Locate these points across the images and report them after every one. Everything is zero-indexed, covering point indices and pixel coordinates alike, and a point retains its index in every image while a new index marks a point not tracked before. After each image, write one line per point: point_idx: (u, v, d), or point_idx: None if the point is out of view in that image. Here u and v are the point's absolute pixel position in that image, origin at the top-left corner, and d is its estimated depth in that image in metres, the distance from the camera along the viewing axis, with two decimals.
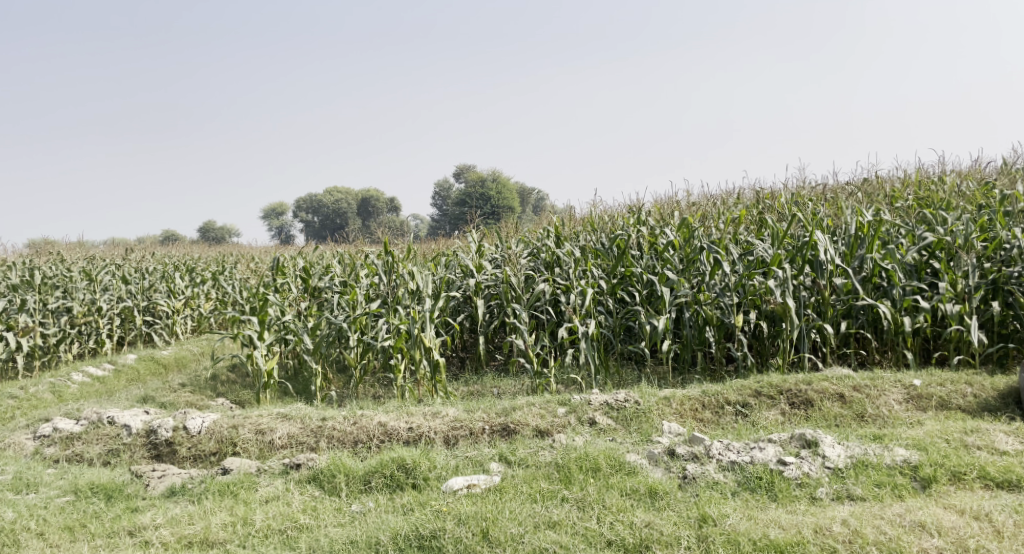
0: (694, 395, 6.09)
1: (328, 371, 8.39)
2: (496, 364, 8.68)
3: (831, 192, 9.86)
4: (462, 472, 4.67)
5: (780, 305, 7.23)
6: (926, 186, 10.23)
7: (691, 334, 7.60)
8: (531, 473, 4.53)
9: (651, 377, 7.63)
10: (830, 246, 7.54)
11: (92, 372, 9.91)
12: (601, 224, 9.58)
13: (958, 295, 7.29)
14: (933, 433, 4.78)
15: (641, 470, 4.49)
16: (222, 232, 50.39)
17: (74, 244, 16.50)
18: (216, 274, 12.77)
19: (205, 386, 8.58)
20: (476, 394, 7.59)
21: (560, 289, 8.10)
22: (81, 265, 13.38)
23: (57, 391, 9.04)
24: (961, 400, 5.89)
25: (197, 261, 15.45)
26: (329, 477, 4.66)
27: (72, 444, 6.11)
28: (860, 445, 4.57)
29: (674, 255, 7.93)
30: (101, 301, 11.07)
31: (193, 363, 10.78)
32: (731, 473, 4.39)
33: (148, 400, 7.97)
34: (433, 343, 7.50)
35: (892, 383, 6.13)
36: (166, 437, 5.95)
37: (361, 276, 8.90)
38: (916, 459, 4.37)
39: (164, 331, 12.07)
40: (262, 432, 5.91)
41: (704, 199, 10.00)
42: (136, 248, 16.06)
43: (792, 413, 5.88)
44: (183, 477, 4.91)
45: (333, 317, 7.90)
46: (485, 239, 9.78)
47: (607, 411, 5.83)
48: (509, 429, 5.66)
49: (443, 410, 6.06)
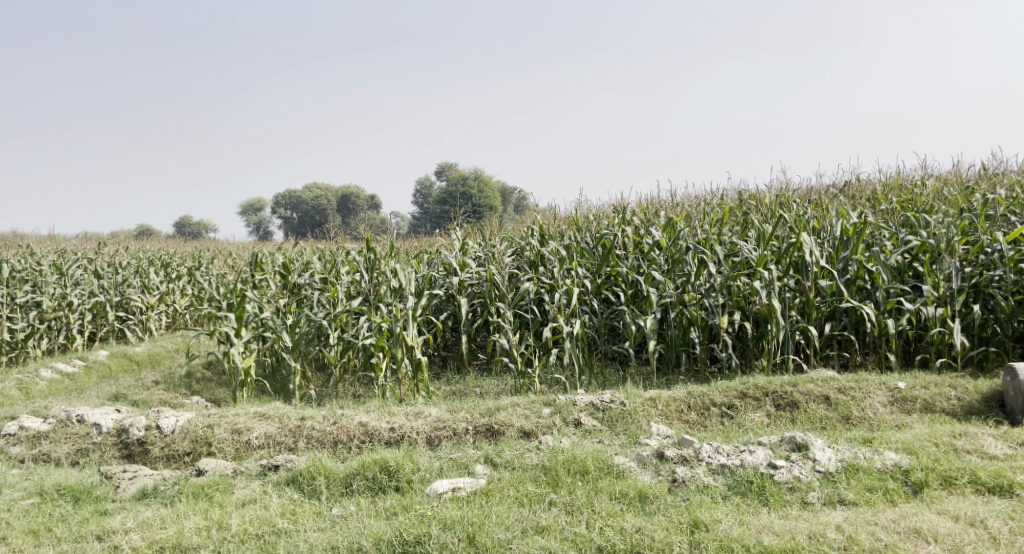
0: (680, 396, 6.02)
1: (307, 369, 8.23)
2: (479, 364, 8.57)
3: (814, 194, 9.87)
4: (446, 475, 4.56)
5: (766, 306, 7.18)
6: (907, 190, 10.27)
7: (675, 334, 7.54)
8: (518, 476, 4.42)
9: (635, 377, 7.56)
10: (816, 248, 7.51)
11: (61, 369, 9.65)
12: (585, 223, 9.50)
13: (941, 297, 7.29)
14: (922, 436, 4.74)
15: (630, 472, 4.41)
16: (199, 227, 49.80)
17: (44, 237, 16.12)
18: (192, 269, 12.55)
19: (179, 383, 8.38)
20: (459, 394, 7.47)
21: (544, 288, 8.00)
22: (52, 259, 13.09)
23: (24, 388, 8.79)
24: (945, 403, 5.88)
25: (174, 256, 15.20)
26: (309, 480, 4.51)
27: (39, 443, 5.90)
28: (850, 448, 4.52)
29: (659, 255, 7.87)
30: (72, 296, 10.80)
31: (168, 360, 10.55)
32: (721, 476, 4.32)
33: (119, 398, 7.76)
34: (415, 342, 7.37)
35: (877, 385, 6.10)
36: (138, 436, 5.77)
37: (342, 274, 8.75)
38: (907, 464, 4.33)
39: (137, 328, 11.82)
40: (239, 432, 5.76)
41: (688, 200, 9.96)
42: (109, 242, 15.77)
43: (778, 415, 5.84)
44: (156, 478, 4.73)
45: (313, 315, 7.75)
46: (468, 236, 9.66)
47: (593, 412, 5.74)
48: (493, 429, 5.56)
49: (426, 410, 5.94)
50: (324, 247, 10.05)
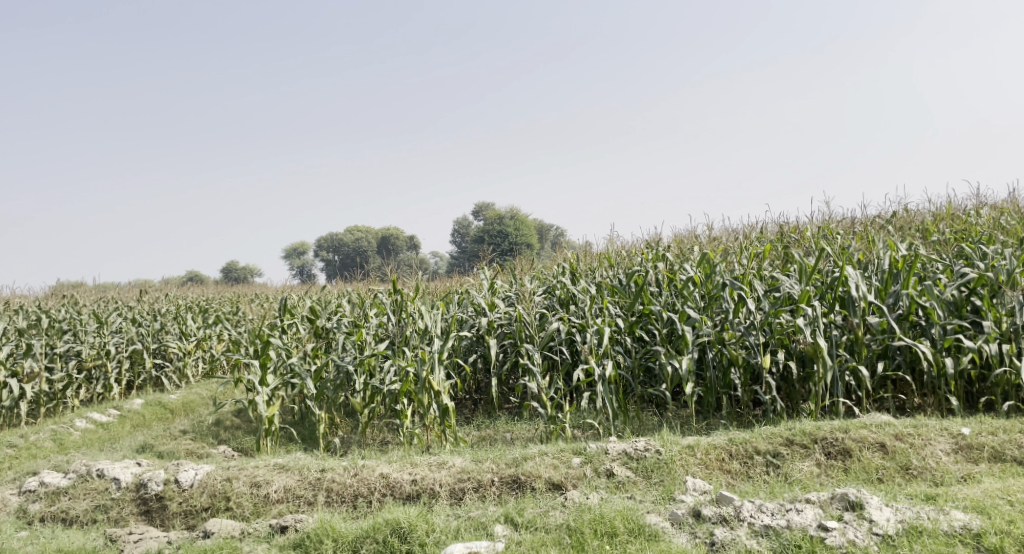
0: (720, 443, 5.61)
1: (335, 416, 8.02)
2: (510, 407, 8.27)
3: (859, 225, 9.43)
4: (463, 537, 4.24)
5: (811, 345, 6.78)
6: (960, 219, 9.76)
7: (715, 376, 7.18)
8: (539, 539, 4.09)
9: (673, 422, 7.17)
10: (863, 281, 7.09)
11: (95, 418, 9.61)
12: (618, 260, 9.21)
13: (1004, 333, 6.81)
14: (994, 492, 4.25)
15: (664, 535, 4.04)
16: (243, 271, 50.96)
17: (90, 287, 16.35)
18: (228, 315, 12.54)
19: (207, 432, 8.23)
20: (488, 441, 7.18)
21: (575, 328, 7.68)
22: (92, 307, 13.25)
23: (58, 439, 8.75)
24: (1016, 451, 5.37)
25: (212, 301, 15.26)
26: (317, 543, 4.24)
27: (58, 499, 5.76)
28: (912, 506, 4.07)
29: (695, 292, 7.52)
30: (109, 344, 10.84)
31: (201, 407, 10.48)
32: (765, 539, 3.92)
33: (146, 450, 7.65)
34: (442, 386, 7.11)
35: (938, 431, 5.62)
36: (157, 491, 5.59)
37: (371, 316, 8.59)
38: (977, 525, 3.87)
39: (174, 375, 11.82)
40: (257, 485, 5.53)
41: (726, 234, 9.61)
42: (151, 289, 15.92)
43: (828, 465, 5.40)
44: (161, 541, 4.63)
45: (340, 360, 7.57)
46: (499, 276, 9.44)
47: (626, 462, 5.38)
48: (520, 481, 5.25)
49: (450, 460, 5.64)
50: (353, 289, 9.91)
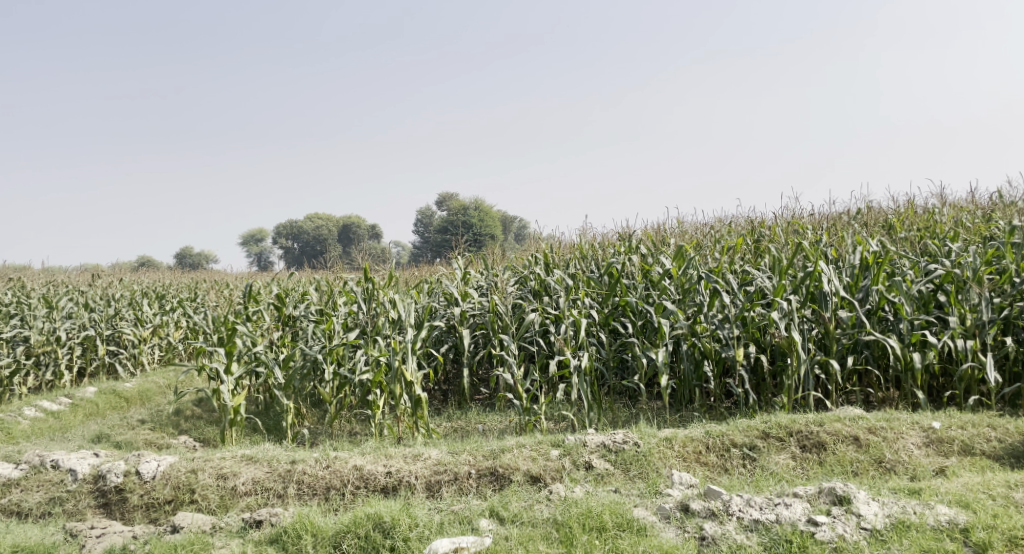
0: (698, 436, 5.58)
1: (301, 406, 7.80)
2: (481, 399, 8.16)
3: (828, 221, 9.54)
4: (447, 531, 4.13)
5: (785, 338, 6.79)
6: (923, 217, 9.93)
7: (688, 368, 7.16)
8: (527, 534, 4.02)
9: (646, 414, 7.14)
10: (835, 277, 7.12)
11: (45, 407, 9.22)
12: (591, 251, 9.15)
13: (969, 329, 6.92)
14: (974, 486, 4.29)
15: (652, 530, 4.00)
16: (198, 257, 49.83)
17: (38, 270, 15.70)
18: (186, 301, 12.13)
19: (166, 422, 7.94)
20: (460, 432, 7.07)
21: (550, 320, 7.59)
22: (41, 291, 12.73)
23: (5, 428, 8.36)
24: (985, 445, 5.46)
25: (168, 287, 14.78)
26: (294, 538, 4.11)
27: (10, 491, 5.48)
28: (898, 501, 4.09)
29: (670, 284, 7.47)
30: (60, 330, 10.39)
31: (158, 396, 10.13)
32: (755, 534, 3.91)
33: (102, 440, 7.34)
34: (414, 377, 6.96)
35: (910, 425, 5.67)
36: (116, 483, 5.34)
37: (340, 305, 8.38)
38: (964, 520, 3.90)
39: (128, 362, 11.39)
40: (224, 477, 5.33)
41: (697, 227, 9.63)
42: (103, 273, 15.36)
43: (804, 458, 5.41)
44: (124, 536, 4.42)
45: (308, 348, 7.34)
46: (471, 265, 9.29)
47: (605, 454, 5.32)
48: (497, 474, 5.16)
49: (425, 451, 5.50)
50: (320, 276, 9.64)
